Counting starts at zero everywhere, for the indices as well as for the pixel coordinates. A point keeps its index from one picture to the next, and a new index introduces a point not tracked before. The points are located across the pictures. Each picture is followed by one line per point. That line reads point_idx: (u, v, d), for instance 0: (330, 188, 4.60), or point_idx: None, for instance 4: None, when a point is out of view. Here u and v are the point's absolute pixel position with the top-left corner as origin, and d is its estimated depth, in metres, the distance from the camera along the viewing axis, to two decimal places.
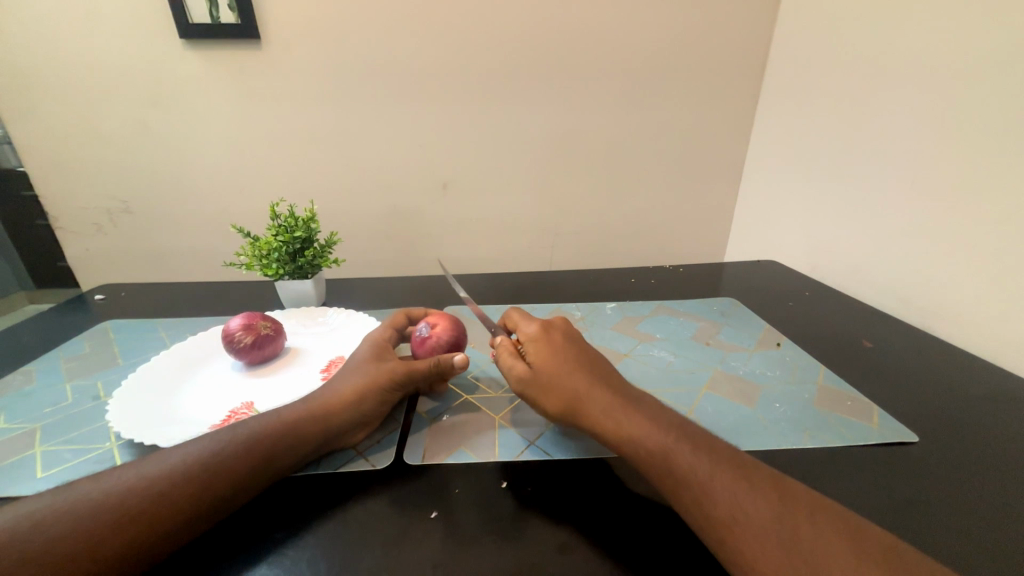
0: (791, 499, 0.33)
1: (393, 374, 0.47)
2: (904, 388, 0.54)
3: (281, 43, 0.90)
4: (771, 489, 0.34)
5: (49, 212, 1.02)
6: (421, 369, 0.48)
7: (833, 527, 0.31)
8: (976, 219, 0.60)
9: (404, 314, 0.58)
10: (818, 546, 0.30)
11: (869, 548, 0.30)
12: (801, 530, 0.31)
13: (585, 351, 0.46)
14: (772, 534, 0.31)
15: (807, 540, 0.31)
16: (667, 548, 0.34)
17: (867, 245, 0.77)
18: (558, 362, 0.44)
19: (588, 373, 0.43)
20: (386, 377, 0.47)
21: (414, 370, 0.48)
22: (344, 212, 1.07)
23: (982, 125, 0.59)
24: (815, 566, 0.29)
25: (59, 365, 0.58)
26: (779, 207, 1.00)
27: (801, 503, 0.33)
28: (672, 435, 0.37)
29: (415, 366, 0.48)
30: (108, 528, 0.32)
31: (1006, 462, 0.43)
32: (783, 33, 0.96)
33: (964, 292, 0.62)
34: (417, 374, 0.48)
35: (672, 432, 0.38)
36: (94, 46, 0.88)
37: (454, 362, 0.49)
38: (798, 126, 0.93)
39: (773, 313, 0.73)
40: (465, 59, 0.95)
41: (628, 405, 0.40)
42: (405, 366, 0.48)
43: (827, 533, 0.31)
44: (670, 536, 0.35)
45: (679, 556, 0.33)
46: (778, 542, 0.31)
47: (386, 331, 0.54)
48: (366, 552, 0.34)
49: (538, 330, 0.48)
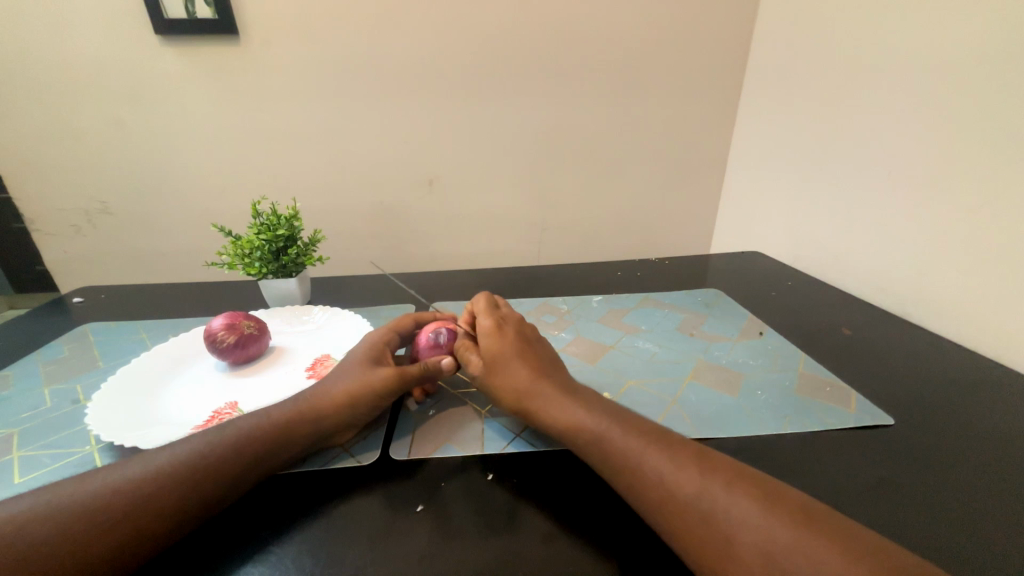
0: (717, 471, 0.35)
1: (385, 380, 0.46)
2: (881, 373, 0.56)
3: (262, 39, 0.89)
4: (693, 466, 0.35)
5: (24, 214, 0.99)
6: (412, 373, 0.48)
7: (755, 500, 0.32)
8: (951, 207, 0.62)
9: (412, 317, 0.57)
10: (732, 511, 0.32)
11: (784, 510, 0.31)
12: (722, 505, 0.32)
13: (517, 343, 0.49)
14: (692, 511, 0.33)
15: (723, 509, 0.32)
16: (624, 535, 0.35)
17: (847, 235, 0.79)
18: (504, 362, 0.47)
19: (528, 376, 0.45)
20: (380, 380, 0.46)
21: (406, 374, 0.47)
22: (329, 210, 1.06)
23: (955, 115, 0.60)
24: (727, 529, 0.31)
25: (36, 369, 0.57)
26: (763, 199, 1.01)
27: (723, 474, 0.34)
28: (609, 423, 0.40)
29: (408, 370, 0.47)
30: (89, 532, 0.31)
31: (977, 442, 0.44)
32: (764, 25, 0.97)
33: (940, 279, 0.64)
34: (406, 381, 0.47)
35: (610, 421, 0.40)
36: (65, 43, 0.85)
37: (443, 366, 0.49)
38: (780, 118, 0.94)
39: (756, 303, 0.75)
40: (449, 53, 0.94)
41: (569, 401, 0.43)
42: (399, 370, 0.47)
43: (750, 500, 0.32)
44: (619, 516, 0.36)
45: (629, 539, 0.35)
46: (701, 518, 0.32)
47: (387, 333, 0.54)
48: (353, 547, 0.34)
49: (490, 327, 0.50)
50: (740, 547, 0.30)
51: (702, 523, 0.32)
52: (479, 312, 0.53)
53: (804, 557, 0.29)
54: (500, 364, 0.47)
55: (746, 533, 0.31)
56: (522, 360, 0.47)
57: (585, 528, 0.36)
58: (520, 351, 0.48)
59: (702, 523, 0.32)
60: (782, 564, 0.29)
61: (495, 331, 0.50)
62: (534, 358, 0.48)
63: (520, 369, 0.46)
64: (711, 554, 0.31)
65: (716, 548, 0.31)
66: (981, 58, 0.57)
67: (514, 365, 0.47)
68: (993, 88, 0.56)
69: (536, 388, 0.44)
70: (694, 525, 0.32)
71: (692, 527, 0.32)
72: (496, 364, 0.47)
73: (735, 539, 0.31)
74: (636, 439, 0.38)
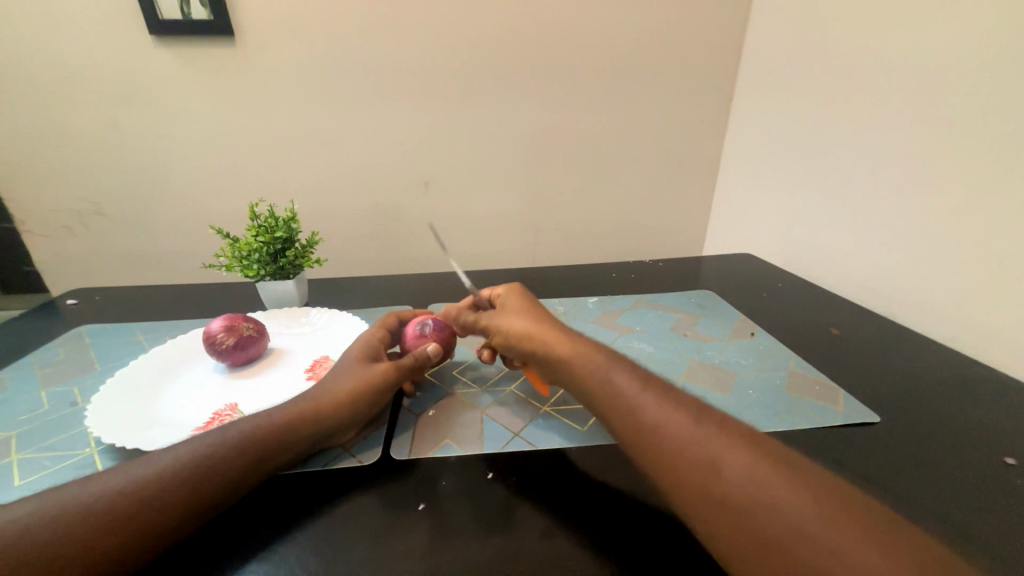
0: (713, 418, 0.36)
1: (382, 376, 0.48)
2: (869, 372, 0.57)
3: (258, 41, 0.89)
4: (688, 409, 0.37)
5: (15, 216, 0.98)
6: (405, 364, 0.50)
7: (745, 445, 0.34)
8: (936, 211, 0.64)
9: (397, 314, 0.59)
10: (724, 450, 0.33)
11: (771, 458, 0.33)
12: (715, 444, 0.34)
13: (529, 300, 0.53)
14: (686, 445, 0.34)
15: (715, 447, 0.34)
16: (617, 519, 0.37)
17: (836, 238, 0.80)
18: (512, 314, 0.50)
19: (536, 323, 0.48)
20: (378, 377, 0.47)
21: (400, 366, 0.49)
22: (326, 211, 1.06)
23: (940, 121, 0.62)
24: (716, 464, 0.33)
25: (32, 372, 0.57)
26: (755, 202, 1.03)
27: (717, 420, 0.36)
28: (613, 365, 0.42)
29: (403, 363, 0.50)
30: (94, 533, 0.31)
31: (961, 438, 0.46)
32: (756, 31, 0.99)
33: (926, 281, 0.66)
34: (402, 373, 0.49)
35: (613, 363, 0.42)
36: (58, 42, 0.85)
37: (429, 353, 0.51)
38: (771, 123, 0.96)
39: (748, 304, 0.76)
40: (446, 56, 0.95)
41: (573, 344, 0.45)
42: (393, 365, 0.49)
43: (741, 444, 0.34)
44: (612, 504, 0.38)
45: (621, 522, 0.37)
46: (694, 450, 0.34)
47: (378, 330, 0.55)
48: (356, 546, 0.35)
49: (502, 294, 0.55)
50: (729, 476, 0.32)
51: (694, 455, 0.33)
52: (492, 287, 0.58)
53: (787, 491, 0.30)
54: (512, 310, 0.51)
55: (733, 469, 0.32)
56: (534, 309, 0.51)
57: (582, 522, 0.37)
58: (531, 305, 0.52)
59: (695, 453, 0.33)
60: (764, 499, 0.30)
61: (510, 292, 0.55)
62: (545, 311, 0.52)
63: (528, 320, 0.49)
64: (700, 483, 0.32)
65: (706, 477, 0.32)
66: (964, 66, 0.59)
67: (527, 312, 0.50)
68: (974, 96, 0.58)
69: (545, 326, 0.47)
70: (686, 458, 0.34)
71: (685, 458, 0.34)
72: (509, 310, 0.51)
73: (722, 473, 0.32)
74: (636, 379, 0.40)
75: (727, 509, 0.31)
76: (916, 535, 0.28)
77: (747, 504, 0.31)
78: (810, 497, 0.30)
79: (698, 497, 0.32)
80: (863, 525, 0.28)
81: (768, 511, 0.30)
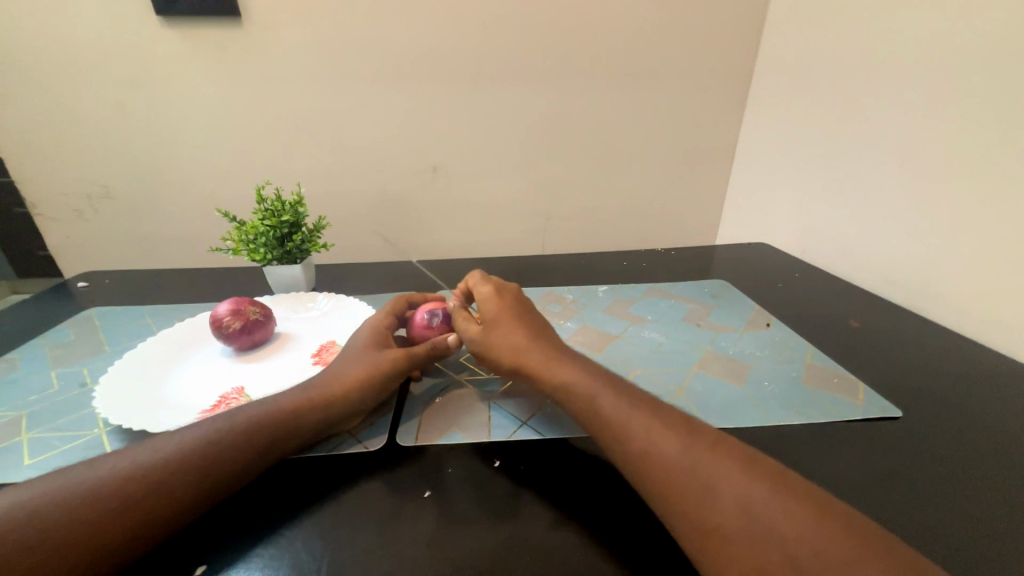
0: (702, 436, 0.36)
1: (395, 362, 0.47)
2: (890, 366, 0.55)
3: (263, 21, 0.87)
4: (679, 431, 0.36)
5: (26, 199, 0.98)
6: (419, 352, 0.49)
7: (736, 465, 0.33)
8: (961, 198, 0.61)
9: (404, 300, 0.58)
10: (715, 472, 0.33)
11: (764, 476, 0.32)
12: (703, 465, 0.33)
13: (515, 310, 0.50)
14: (675, 470, 0.34)
15: (706, 469, 0.33)
16: (619, 513, 0.36)
17: (856, 227, 0.78)
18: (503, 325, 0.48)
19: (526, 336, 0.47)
20: (390, 363, 0.47)
21: (414, 354, 0.49)
22: (333, 197, 1.05)
23: (968, 103, 0.59)
24: (707, 486, 0.32)
25: (44, 353, 0.57)
26: (771, 190, 1.00)
27: (706, 438, 0.36)
28: (600, 381, 0.42)
29: (418, 351, 0.49)
30: (102, 516, 0.31)
31: (986, 437, 0.44)
32: (777, 10, 0.94)
33: (951, 272, 0.63)
34: (415, 361, 0.49)
35: (601, 380, 0.42)
36: (63, 22, 0.84)
37: (449, 343, 0.50)
38: (790, 107, 0.93)
39: (763, 294, 0.74)
40: (453, 37, 0.93)
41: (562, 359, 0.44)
42: (408, 352, 0.48)
43: (730, 463, 0.33)
44: (615, 497, 0.37)
45: (623, 515, 0.36)
46: (682, 475, 0.33)
47: (388, 317, 0.54)
48: (362, 532, 0.35)
49: (491, 292, 0.52)
50: (718, 503, 0.31)
51: (683, 481, 0.33)
52: (474, 284, 0.54)
53: (778, 518, 0.30)
54: (500, 329, 0.48)
55: (724, 491, 0.32)
56: (523, 325, 0.48)
57: (589, 514, 0.36)
58: (519, 318, 0.49)
59: (683, 479, 0.33)
60: (757, 521, 0.30)
61: (494, 298, 0.51)
62: (533, 324, 0.49)
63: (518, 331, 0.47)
64: (688, 509, 0.32)
65: (694, 503, 0.32)
66: (996, 48, 0.55)
67: (515, 329, 0.48)
68: (1010, 77, 0.54)
69: (534, 350, 0.46)
70: (675, 483, 0.33)
71: (674, 483, 0.33)
72: (497, 328, 0.48)
73: (714, 495, 0.32)
74: (624, 400, 0.39)
75: (715, 536, 0.30)
76: (914, 561, 0.27)
77: (736, 533, 0.30)
78: (801, 523, 0.29)
79: (685, 523, 0.32)
80: (857, 552, 0.27)
81: (757, 539, 0.29)
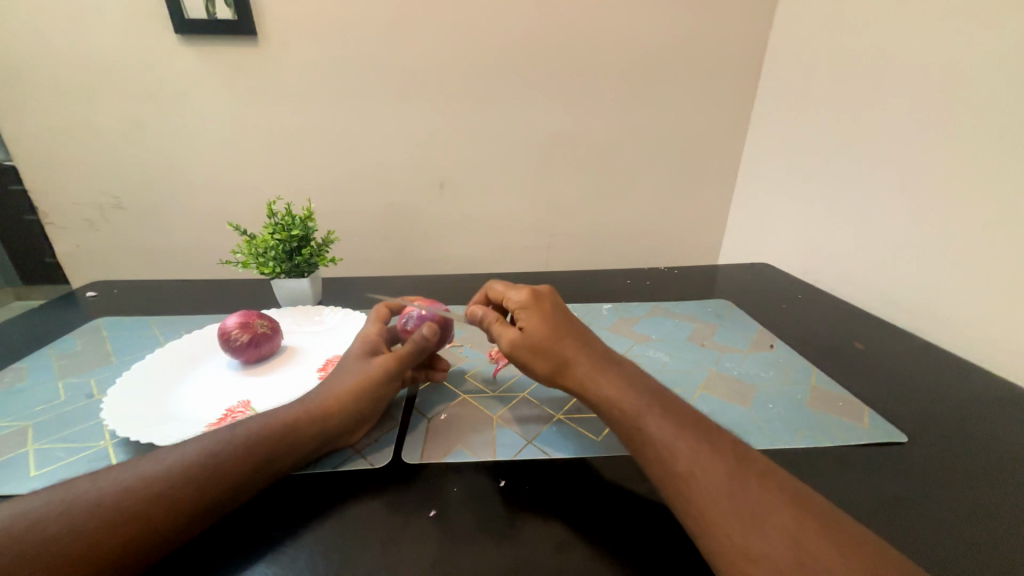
0: (749, 463, 0.35)
1: (382, 367, 0.47)
2: (894, 389, 0.55)
3: (279, 41, 0.90)
4: (724, 454, 0.36)
5: (38, 208, 1.00)
6: (404, 353, 0.49)
7: (786, 498, 0.33)
8: (961, 223, 0.62)
9: (385, 304, 0.57)
10: (765, 501, 0.32)
11: (813, 511, 0.32)
12: (753, 492, 0.33)
13: (554, 320, 0.47)
14: (722, 493, 0.33)
15: (756, 497, 0.33)
16: (643, 538, 0.35)
17: (859, 249, 0.78)
18: (540, 339, 0.46)
19: (568, 349, 0.45)
20: (377, 369, 0.47)
21: (399, 355, 0.48)
22: (340, 211, 1.06)
23: (971, 131, 0.60)
24: (758, 514, 0.32)
25: (51, 363, 0.57)
26: (774, 211, 1.01)
27: (755, 466, 0.35)
28: (646, 399, 0.40)
29: (402, 354, 0.49)
30: (104, 529, 0.31)
31: (995, 462, 0.44)
32: (778, 38, 0.97)
33: (955, 295, 0.63)
34: (403, 362, 0.48)
35: (647, 397, 0.40)
36: (87, 40, 0.87)
37: (426, 336, 0.49)
38: (793, 130, 0.94)
39: (767, 315, 0.75)
40: (463, 58, 0.95)
41: (607, 373, 0.43)
42: (392, 358, 0.48)
43: (782, 495, 0.33)
44: (638, 519, 0.37)
45: (644, 536, 0.35)
46: (728, 500, 0.33)
47: (375, 325, 0.54)
48: (365, 552, 0.34)
49: (526, 298, 0.49)
50: (767, 532, 0.31)
51: (729, 504, 0.32)
52: (512, 292, 0.51)
53: (830, 553, 0.29)
54: (532, 347, 0.46)
55: (774, 521, 0.31)
56: (563, 341, 0.45)
57: (602, 536, 0.35)
58: (559, 330, 0.46)
59: (730, 503, 0.32)
60: (807, 554, 0.29)
61: (527, 304, 0.48)
62: (564, 333, 0.46)
63: (556, 344, 0.45)
64: (732, 531, 0.31)
65: (740, 527, 0.31)
66: (1000, 74, 0.57)
67: (553, 341, 0.45)
68: (1011, 106, 0.56)
69: (575, 368, 0.44)
70: (722, 507, 0.33)
71: (722, 508, 0.32)
72: (531, 346, 0.46)
73: (764, 524, 0.31)
74: (670, 421, 0.38)
75: (764, 564, 0.30)
76: None
77: (786, 563, 0.29)
78: (853, 560, 0.29)
79: (728, 547, 0.31)
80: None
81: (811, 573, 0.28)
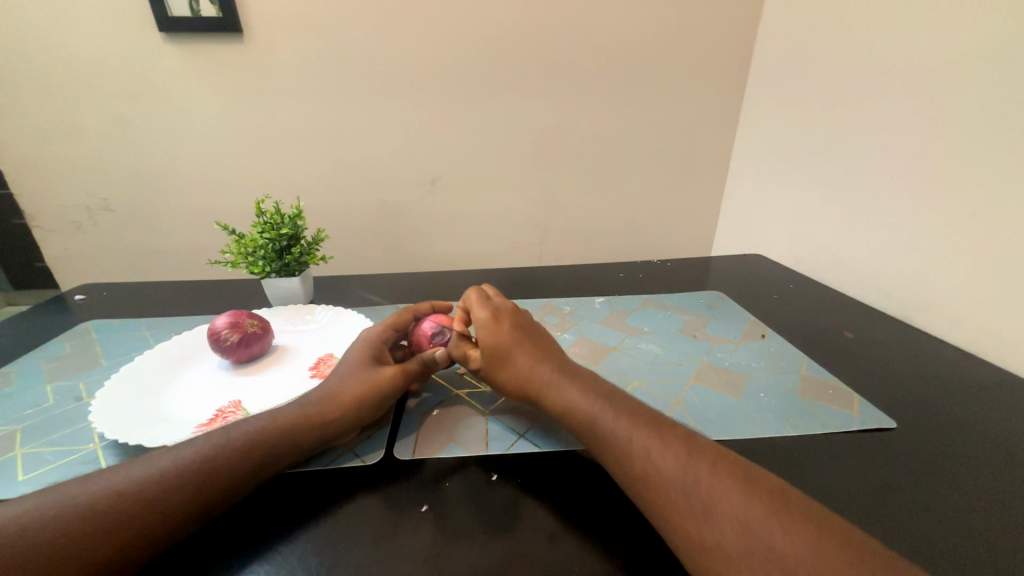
0: (700, 454, 0.35)
1: (388, 379, 0.47)
2: (884, 377, 0.56)
3: (265, 38, 0.89)
4: (678, 447, 0.36)
5: (25, 212, 0.99)
6: (412, 368, 0.49)
7: (736, 485, 0.33)
8: (948, 211, 0.63)
9: (409, 311, 0.56)
10: (715, 492, 0.33)
11: (763, 496, 0.32)
12: (703, 485, 0.33)
13: (514, 337, 0.48)
14: (676, 490, 0.33)
15: (706, 490, 0.33)
16: (618, 524, 0.36)
17: (849, 239, 0.79)
18: (501, 357, 0.47)
19: (527, 361, 0.46)
20: (384, 379, 0.47)
21: (407, 369, 0.49)
22: (332, 209, 1.06)
23: (958, 120, 0.60)
24: (707, 505, 0.32)
25: (39, 366, 0.57)
26: (765, 203, 1.02)
27: (708, 456, 0.35)
28: (600, 400, 0.41)
29: (409, 367, 0.49)
30: (95, 535, 0.31)
31: (981, 448, 0.44)
32: (768, 28, 0.97)
33: (943, 284, 0.64)
34: (407, 377, 0.48)
35: (601, 398, 0.41)
36: (69, 40, 0.85)
37: (437, 358, 0.49)
38: (783, 122, 0.94)
39: (759, 305, 0.75)
40: (453, 53, 0.94)
41: (566, 380, 0.44)
42: (400, 369, 0.48)
43: (730, 483, 0.33)
44: (613, 506, 0.37)
45: (619, 523, 0.36)
46: (681, 495, 0.33)
47: (384, 329, 0.54)
48: (358, 547, 0.34)
49: (487, 316, 0.50)
50: (719, 523, 0.31)
51: (682, 500, 0.33)
52: (473, 310, 0.52)
53: (778, 536, 0.30)
54: (496, 362, 0.47)
55: (724, 511, 0.32)
56: (520, 354, 0.47)
57: (581, 525, 0.36)
58: (518, 345, 0.48)
59: (683, 499, 0.33)
60: (756, 539, 0.30)
61: (487, 326, 0.49)
62: (521, 347, 0.47)
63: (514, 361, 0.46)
64: (688, 526, 0.32)
65: (695, 522, 0.32)
66: (987, 63, 0.57)
67: (513, 356, 0.47)
68: (999, 94, 0.56)
69: (533, 379, 0.45)
70: (675, 502, 0.33)
71: (677, 506, 0.33)
72: (495, 359, 0.47)
73: (714, 515, 0.32)
74: (623, 420, 0.39)
75: (717, 556, 0.30)
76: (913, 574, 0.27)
77: (739, 554, 0.30)
78: (802, 541, 0.29)
79: (685, 544, 0.31)
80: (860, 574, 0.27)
81: (763, 561, 0.29)
